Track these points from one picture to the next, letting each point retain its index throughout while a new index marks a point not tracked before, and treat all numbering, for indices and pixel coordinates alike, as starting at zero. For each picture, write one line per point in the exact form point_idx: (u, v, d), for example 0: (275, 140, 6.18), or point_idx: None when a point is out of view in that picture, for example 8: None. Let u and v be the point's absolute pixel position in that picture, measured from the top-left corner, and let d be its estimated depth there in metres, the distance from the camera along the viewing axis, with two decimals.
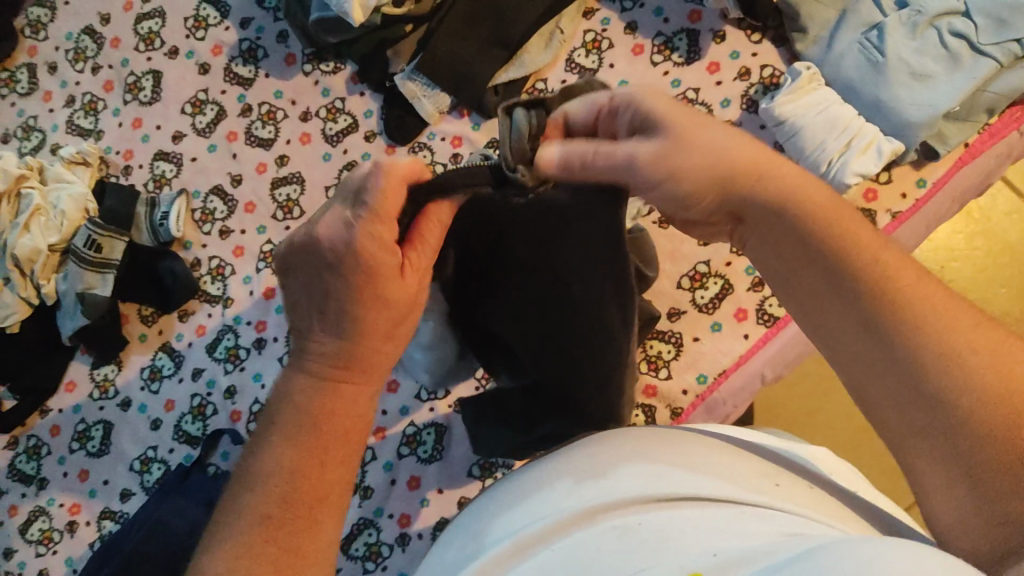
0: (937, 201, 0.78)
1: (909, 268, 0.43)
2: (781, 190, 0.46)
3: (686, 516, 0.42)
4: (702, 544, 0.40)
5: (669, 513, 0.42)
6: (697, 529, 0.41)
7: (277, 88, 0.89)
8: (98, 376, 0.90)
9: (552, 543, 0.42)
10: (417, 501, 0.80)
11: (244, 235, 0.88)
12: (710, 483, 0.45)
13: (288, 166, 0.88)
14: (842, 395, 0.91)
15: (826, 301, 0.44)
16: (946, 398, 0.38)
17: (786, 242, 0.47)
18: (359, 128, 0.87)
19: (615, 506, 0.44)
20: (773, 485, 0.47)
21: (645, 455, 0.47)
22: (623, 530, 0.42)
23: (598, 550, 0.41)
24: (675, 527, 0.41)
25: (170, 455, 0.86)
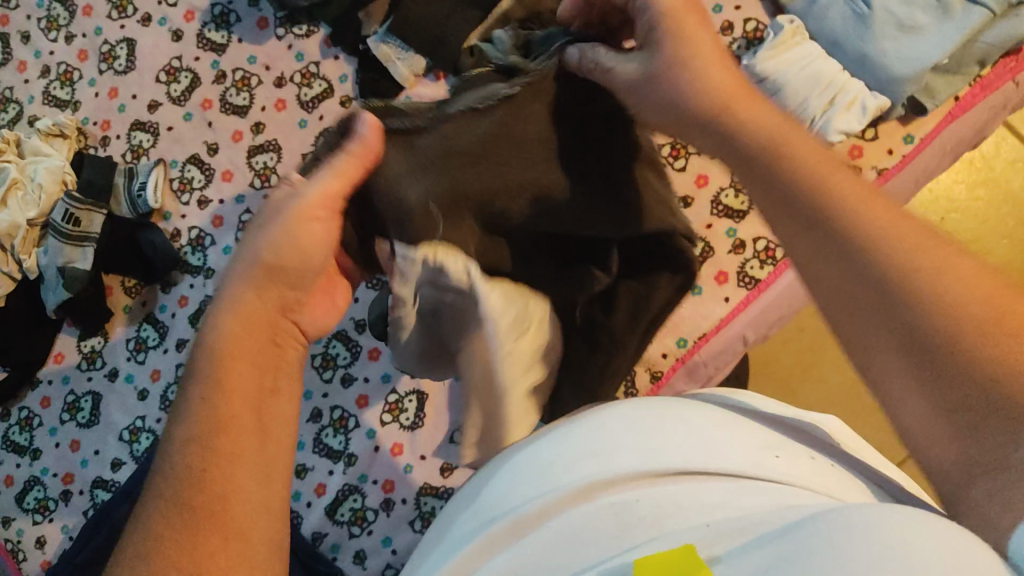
0: (925, 157, 0.76)
1: (868, 197, 0.40)
2: (750, 123, 0.45)
3: (678, 492, 0.38)
4: (694, 520, 0.36)
5: (661, 490, 0.39)
6: (690, 505, 0.37)
7: (251, 53, 0.88)
8: (85, 348, 0.90)
9: (541, 533, 0.39)
10: (401, 468, 0.81)
11: (223, 204, 0.88)
12: (702, 452, 0.41)
13: (265, 134, 0.87)
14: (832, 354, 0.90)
15: (796, 255, 0.41)
16: (934, 341, 0.34)
17: (761, 183, 0.43)
18: (333, 93, 0.85)
19: (604, 487, 0.40)
20: (774, 455, 0.41)
21: (645, 428, 0.42)
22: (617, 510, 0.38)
23: (592, 531, 0.38)
24: (671, 503, 0.38)
25: (157, 425, 0.87)
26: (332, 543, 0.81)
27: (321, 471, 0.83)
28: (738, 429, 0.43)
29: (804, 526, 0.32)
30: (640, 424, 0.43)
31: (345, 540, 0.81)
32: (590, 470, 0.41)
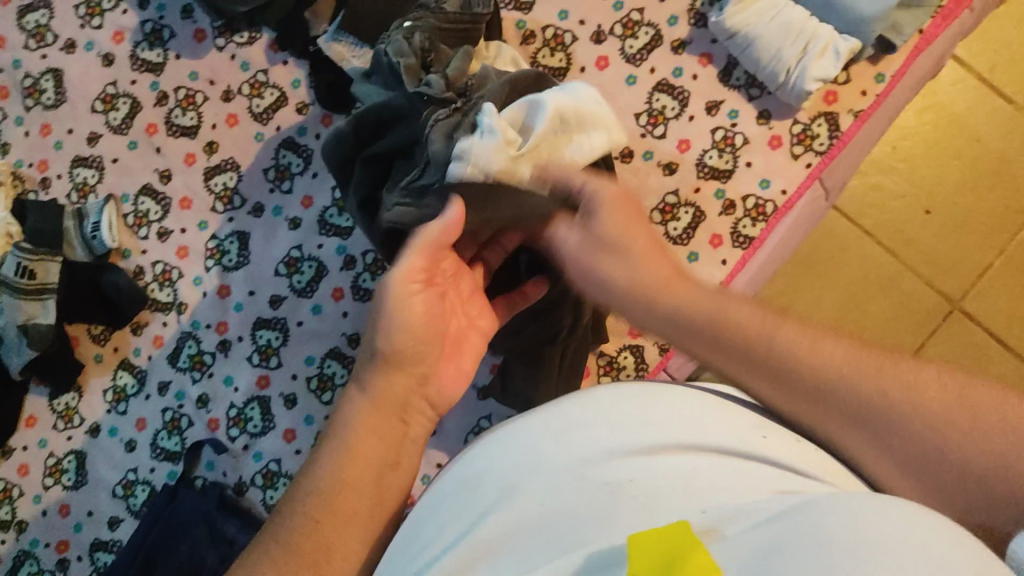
0: (896, 93, 0.76)
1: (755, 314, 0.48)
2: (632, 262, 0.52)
3: (679, 468, 0.43)
4: (687, 501, 0.42)
5: (661, 465, 0.44)
6: (685, 481, 0.43)
7: (191, 69, 0.82)
8: (59, 406, 0.85)
9: (540, 499, 0.44)
10: (418, 480, 0.78)
11: (186, 233, 0.83)
12: (706, 429, 0.45)
13: (219, 153, 0.82)
14: None
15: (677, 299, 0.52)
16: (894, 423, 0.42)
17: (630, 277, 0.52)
18: (288, 101, 0.81)
19: (608, 458, 0.45)
20: (762, 437, 0.45)
21: (649, 407, 0.46)
22: (612, 490, 0.43)
23: (586, 513, 0.43)
24: (665, 484, 0.43)
25: (152, 474, 0.83)
26: None
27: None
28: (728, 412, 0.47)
29: (797, 517, 0.38)
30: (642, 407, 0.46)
31: None
32: (594, 454, 0.45)
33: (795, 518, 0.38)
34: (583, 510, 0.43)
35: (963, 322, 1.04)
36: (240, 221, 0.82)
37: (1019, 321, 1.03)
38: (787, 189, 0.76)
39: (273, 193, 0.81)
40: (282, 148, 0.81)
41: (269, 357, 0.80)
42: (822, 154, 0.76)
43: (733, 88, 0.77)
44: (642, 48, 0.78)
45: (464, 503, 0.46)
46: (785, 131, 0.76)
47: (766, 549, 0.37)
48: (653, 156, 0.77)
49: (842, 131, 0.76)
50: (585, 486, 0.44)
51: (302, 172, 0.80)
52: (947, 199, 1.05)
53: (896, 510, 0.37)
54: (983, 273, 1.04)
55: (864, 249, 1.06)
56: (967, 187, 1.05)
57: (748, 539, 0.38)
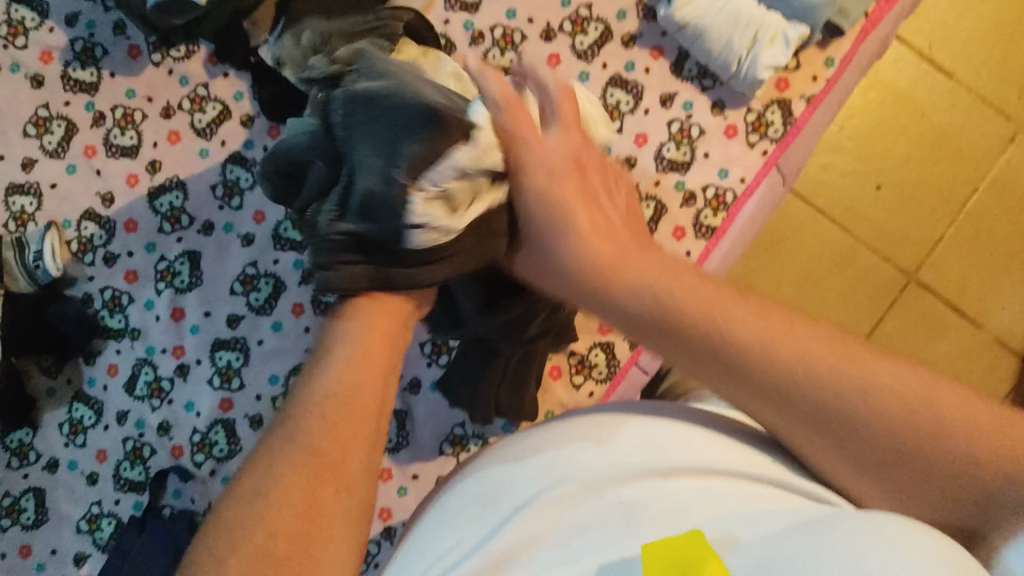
0: (846, 76, 0.77)
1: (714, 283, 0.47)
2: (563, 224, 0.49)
3: (690, 488, 0.44)
4: (698, 516, 0.43)
5: (670, 486, 0.44)
6: (698, 500, 0.43)
7: (128, 86, 0.79)
8: (12, 444, 0.81)
9: (557, 518, 0.44)
10: (394, 493, 0.77)
11: (133, 257, 0.80)
12: (707, 450, 0.46)
13: (162, 171, 0.79)
14: None
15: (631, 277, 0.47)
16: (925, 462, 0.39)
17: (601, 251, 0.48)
18: (231, 114, 0.78)
19: (621, 479, 0.45)
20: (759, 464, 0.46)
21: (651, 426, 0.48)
22: (628, 505, 0.44)
23: (603, 531, 0.43)
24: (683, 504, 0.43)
25: (117, 506, 0.80)
26: None
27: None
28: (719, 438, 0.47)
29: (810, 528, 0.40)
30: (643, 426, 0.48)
31: None
32: (608, 467, 0.46)
33: (810, 532, 0.40)
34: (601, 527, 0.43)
35: (918, 293, 1.06)
36: (190, 241, 0.79)
37: (973, 288, 1.05)
38: (745, 177, 0.76)
39: (223, 211, 0.79)
40: (229, 163, 0.78)
41: (231, 378, 0.78)
42: (777, 141, 0.76)
43: (685, 80, 0.77)
44: (592, 43, 0.77)
45: (476, 515, 0.46)
46: (739, 120, 0.76)
47: (770, 561, 0.39)
48: (611, 151, 0.77)
49: (795, 116, 0.76)
50: (601, 504, 0.44)
51: (251, 187, 0.78)
52: (896, 174, 1.06)
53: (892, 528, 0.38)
54: (935, 245, 1.06)
55: (817, 229, 1.07)
56: (915, 163, 1.06)
57: (759, 550, 0.40)
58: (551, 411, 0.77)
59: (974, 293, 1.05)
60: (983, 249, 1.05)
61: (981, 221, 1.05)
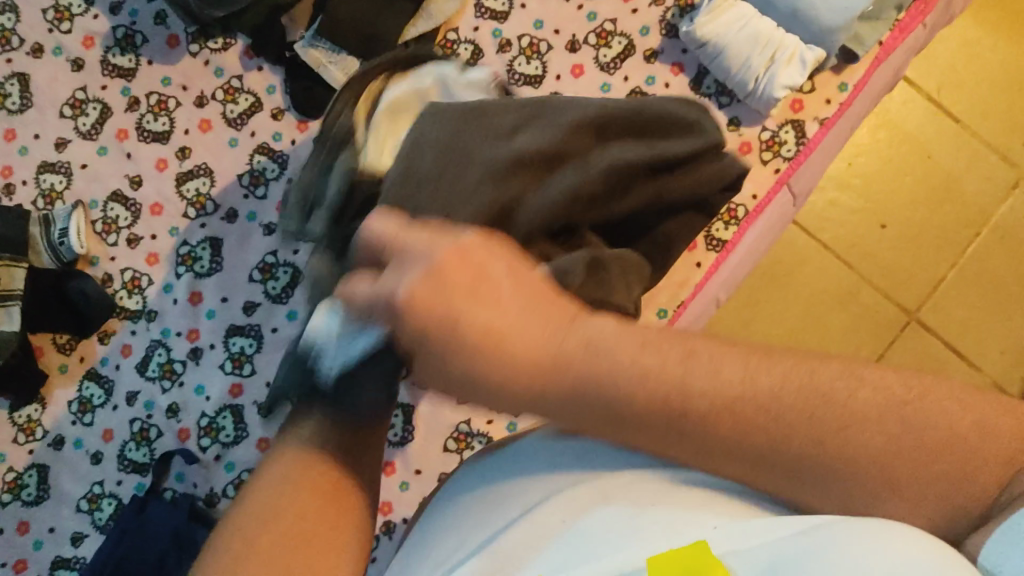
0: (859, 103, 0.79)
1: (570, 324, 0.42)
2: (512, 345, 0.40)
3: (688, 500, 0.44)
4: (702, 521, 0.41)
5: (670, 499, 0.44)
6: (702, 510, 0.43)
7: (164, 74, 0.82)
8: (21, 419, 0.82)
9: (563, 524, 0.44)
10: (396, 487, 0.78)
11: (156, 240, 0.81)
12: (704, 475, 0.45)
13: (192, 158, 0.81)
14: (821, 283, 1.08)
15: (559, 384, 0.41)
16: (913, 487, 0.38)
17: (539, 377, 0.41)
18: (263, 107, 0.80)
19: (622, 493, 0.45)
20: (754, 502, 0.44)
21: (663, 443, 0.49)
22: (635, 509, 0.43)
23: (607, 531, 0.43)
24: (688, 507, 0.43)
25: (119, 487, 0.80)
26: None
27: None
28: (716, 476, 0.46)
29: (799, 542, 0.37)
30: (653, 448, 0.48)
31: None
32: (617, 478, 0.46)
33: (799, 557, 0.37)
34: (606, 532, 0.43)
35: (920, 331, 1.07)
36: (213, 227, 0.81)
37: (974, 329, 1.06)
38: (757, 193, 0.78)
39: (248, 199, 0.80)
40: (256, 153, 0.80)
41: (243, 364, 0.79)
42: (789, 160, 0.78)
43: (703, 96, 0.79)
44: (615, 56, 0.80)
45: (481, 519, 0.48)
46: (754, 138, 0.79)
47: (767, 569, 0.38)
48: None
49: (808, 137, 0.78)
50: (608, 509, 0.44)
51: (277, 177, 0.80)
52: (902, 213, 1.08)
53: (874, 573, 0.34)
54: (940, 283, 1.07)
55: (824, 259, 1.09)
56: (922, 203, 1.08)
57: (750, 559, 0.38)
58: None
59: (975, 334, 1.06)
60: (984, 289, 1.07)
61: (984, 262, 1.07)
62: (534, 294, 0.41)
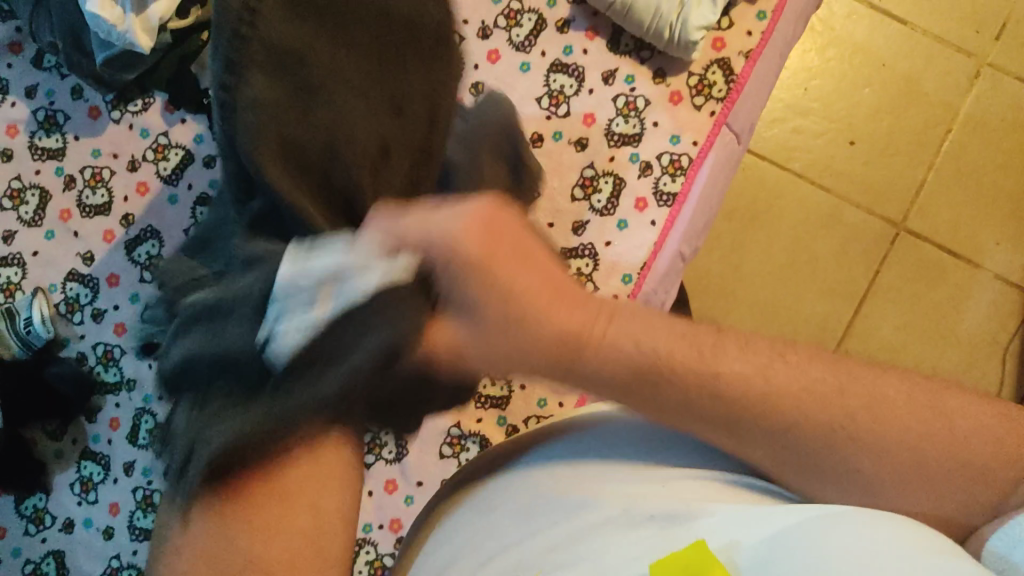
0: (782, 27, 0.78)
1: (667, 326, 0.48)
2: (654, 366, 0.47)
3: (689, 490, 0.50)
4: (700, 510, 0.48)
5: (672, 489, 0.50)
6: (699, 497, 0.49)
7: (93, 147, 0.82)
8: (28, 510, 0.83)
9: (575, 525, 0.50)
10: (401, 502, 0.78)
11: (119, 309, 0.81)
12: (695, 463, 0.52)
13: (137, 223, 0.81)
14: (795, 210, 1.07)
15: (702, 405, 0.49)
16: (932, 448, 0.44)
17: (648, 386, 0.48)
18: (193, 158, 0.81)
19: (623, 485, 0.51)
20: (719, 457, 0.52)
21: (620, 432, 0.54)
22: (629, 508, 0.49)
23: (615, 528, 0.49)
24: (678, 500, 0.49)
25: (135, 557, 0.81)
26: None
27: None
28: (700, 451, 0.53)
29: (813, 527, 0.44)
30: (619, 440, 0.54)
31: None
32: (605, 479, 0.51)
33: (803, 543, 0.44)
34: (618, 528, 0.49)
35: (909, 241, 1.05)
36: None
37: (962, 228, 1.04)
38: (697, 139, 0.77)
39: None
40: (197, 204, 0.81)
41: None
42: (723, 100, 0.77)
43: (623, 55, 0.78)
44: (529, 34, 0.79)
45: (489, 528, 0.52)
46: (682, 85, 0.78)
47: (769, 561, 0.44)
48: (562, 135, 0.78)
49: (737, 73, 0.77)
50: (610, 504, 0.50)
51: None
52: (865, 126, 1.07)
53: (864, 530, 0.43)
54: (918, 188, 1.05)
55: (793, 190, 1.07)
56: (881, 113, 1.07)
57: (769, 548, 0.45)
58: (543, 399, 0.77)
59: (965, 234, 1.04)
60: (962, 187, 1.05)
61: (959, 160, 1.05)
62: (563, 281, 0.46)
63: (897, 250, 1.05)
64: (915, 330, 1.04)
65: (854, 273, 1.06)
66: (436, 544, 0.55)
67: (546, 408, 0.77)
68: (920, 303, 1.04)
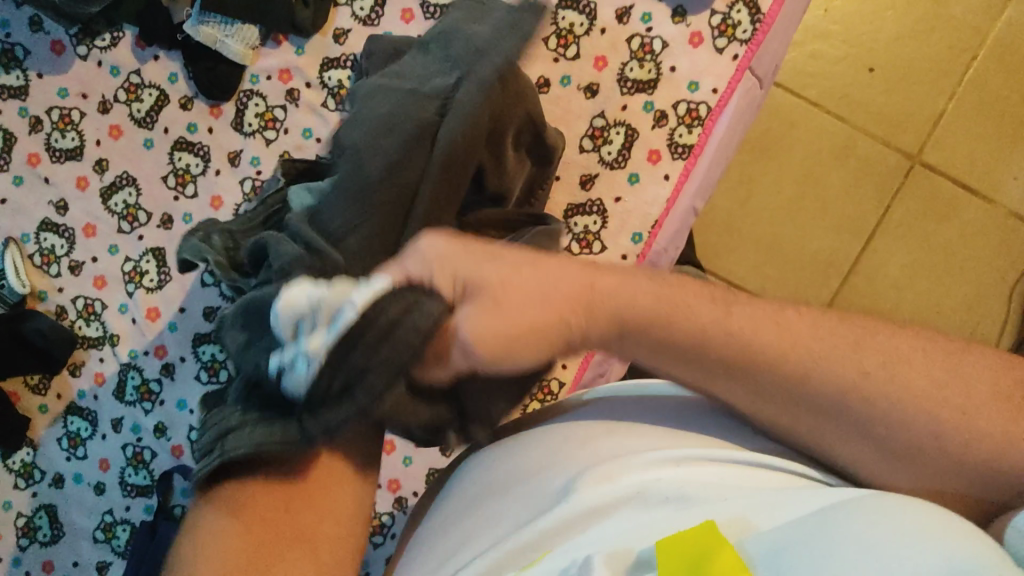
0: None
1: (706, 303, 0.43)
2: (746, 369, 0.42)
3: (710, 471, 0.45)
4: (718, 494, 0.43)
5: (690, 469, 0.45)
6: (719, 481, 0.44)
7: (59, 85, 0.75)
8: (16, 464, 0.81)
9: (582, 514, 0.44)
10: (400, 462, 0.77)
11: (98, 262, 0.77)
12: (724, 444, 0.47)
13: (111, 170, 0.76)
14: (811, 143, 1.01)
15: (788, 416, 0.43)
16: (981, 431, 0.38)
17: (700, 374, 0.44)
18: (169, 99, 0.75)
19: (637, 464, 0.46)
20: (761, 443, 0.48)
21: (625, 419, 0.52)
22: (642, 496, 0.44)
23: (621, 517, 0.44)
24: (695, 484, 0.44)
25: (129, 512, 0.79)
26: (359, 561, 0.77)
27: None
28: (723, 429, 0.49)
29: (834, 515, 0.39)
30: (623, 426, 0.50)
31: (371, 554, 0.77)
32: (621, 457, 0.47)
33: (819, 529, 0.38)
34: (625, 521, 0.43)
35: (925, 175, 1.00)
36: (152, 237, 0.76)
37: (979, 162, 0.99)
38: (717, 86, 0.71)
39: (179, 200, 0.75)
40: (175, 150, 0.75)
41: (218, 371, 0.76)
42: (748, 42, 0.70)
43: None
44: None
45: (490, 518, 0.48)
46: (703, 26, 0.71)
47: (780, 546, 0.38)
48: (571, 80, 0.72)
49: (764, 11, 0.70)
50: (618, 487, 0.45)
51: (203, 172, 0.75)
52: (888, 54, 0.99)
53: (888, 520, 0.37)
54: (938, 121, 0.99)
55: (810, 124, 1.01)
56: (907, 41, 0.99)
57: (779, 533, 0.39)
58: None
59: (984, 169, 0.99)
60: (984, 121, 0.99)
61: (983, 91, 0.98)
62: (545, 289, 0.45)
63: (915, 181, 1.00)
64: (923, 269, 1.01)
65: (865, 210, 1.01)
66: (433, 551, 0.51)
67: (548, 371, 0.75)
68: (931, 242, 1.00)
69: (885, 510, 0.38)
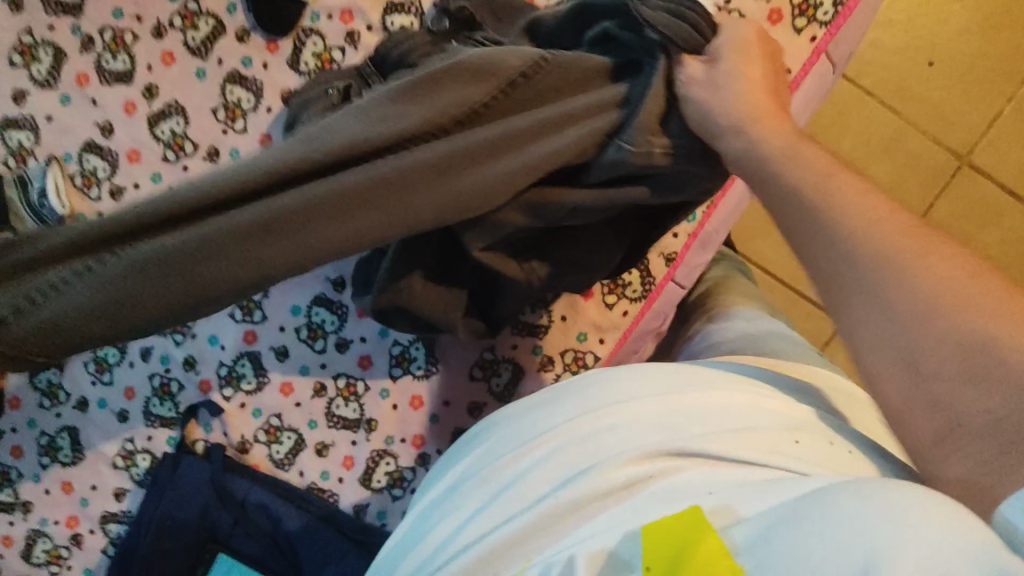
0: None
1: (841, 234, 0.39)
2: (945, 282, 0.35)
3: (709, 476, 0.41)
4: (706, 490, 0.40)
5: (690, 475, 0.41)
6: (712, 481, 0.40)
7: (114, 4, 0.73)
8: (42, 384, 0.80)
9: (577, 516, 0.42)
10: (426, 419, 0.76)
11: (140, 189, 0.76)
12: (740, 433, 0.43)
13: (161, 96, 0.74)
14: (870, 129, 0.98)
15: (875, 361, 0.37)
16: None
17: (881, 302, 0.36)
18: (226, 30, 0.73)
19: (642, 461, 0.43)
20: (794, 442, 0.43)
21: (634, 394, 0.47)
22: (633, 494, 0.42)
23: (606, 516, 0.41)
24: (686, 484, 0.41)
25: (151, 442, 0.80)
26: (377, 510, 0.77)
27: (291, 412, 0.77)
28: (756, 411, 0.45)
29: (825, 495, 0.33)
30: (636, 412, 0.46)
31: (389, 505, 0.77)
32: (619, 453, 0.44)
33: (810, 505, 0.33)
34: (608, 517, 0.41)
35: (972, 176, 0.97)
36: (196, 169, 0.75)
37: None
38: (792, 67, 0.69)
39: (227, 134, 0.74)
40: (227, 83, 0.73)
41: (252, 311, 0.76)
42: (826, 25, 0.68)
43: None
44: None
45: (482, 489, 0.47)
46: (784, 3, 0.68)
47: (767, 534, 0.34)
48: None
49: None
50: (611, 480, 0.43)
51: (254, 108, 0.73)
52: (948, 46, 0.96)
53: (892, 500, 0.31)
54: (995, 120, 0.96)
55: (866, 113, 0.97)
56: (980, 36, 0.95)
57: (759, 518, 0.35)
58: (583, 333, 0.75)
59: None
60: None
61: None
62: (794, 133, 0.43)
63: (965, 177, 0.97)
64: None
65: (914, 197, 0.98)
66: (436, 515, 0.49)
67: (585, 343, 0.75)
68: (974, 243, 0.97)
69: (917, 502, 0.31)
